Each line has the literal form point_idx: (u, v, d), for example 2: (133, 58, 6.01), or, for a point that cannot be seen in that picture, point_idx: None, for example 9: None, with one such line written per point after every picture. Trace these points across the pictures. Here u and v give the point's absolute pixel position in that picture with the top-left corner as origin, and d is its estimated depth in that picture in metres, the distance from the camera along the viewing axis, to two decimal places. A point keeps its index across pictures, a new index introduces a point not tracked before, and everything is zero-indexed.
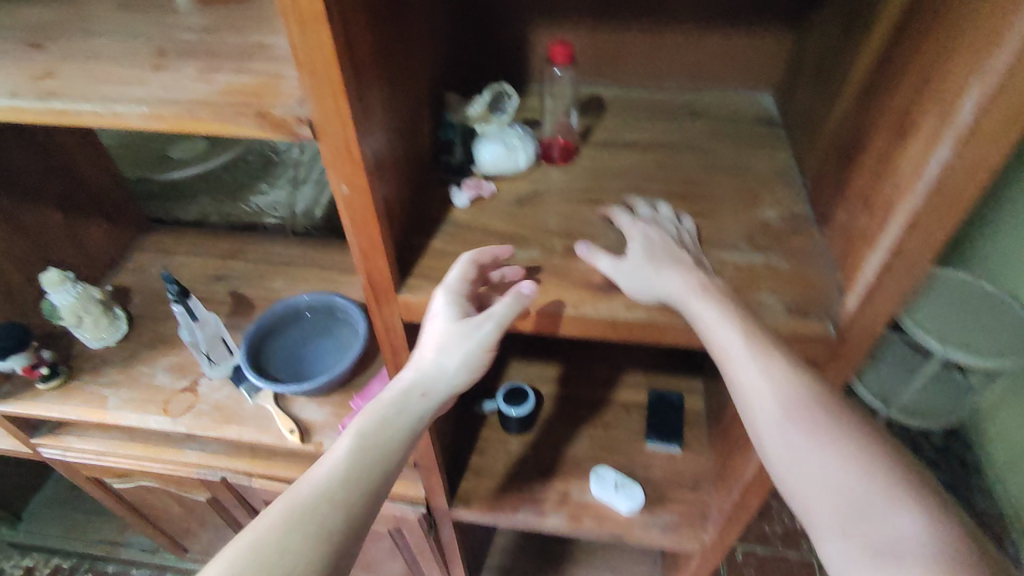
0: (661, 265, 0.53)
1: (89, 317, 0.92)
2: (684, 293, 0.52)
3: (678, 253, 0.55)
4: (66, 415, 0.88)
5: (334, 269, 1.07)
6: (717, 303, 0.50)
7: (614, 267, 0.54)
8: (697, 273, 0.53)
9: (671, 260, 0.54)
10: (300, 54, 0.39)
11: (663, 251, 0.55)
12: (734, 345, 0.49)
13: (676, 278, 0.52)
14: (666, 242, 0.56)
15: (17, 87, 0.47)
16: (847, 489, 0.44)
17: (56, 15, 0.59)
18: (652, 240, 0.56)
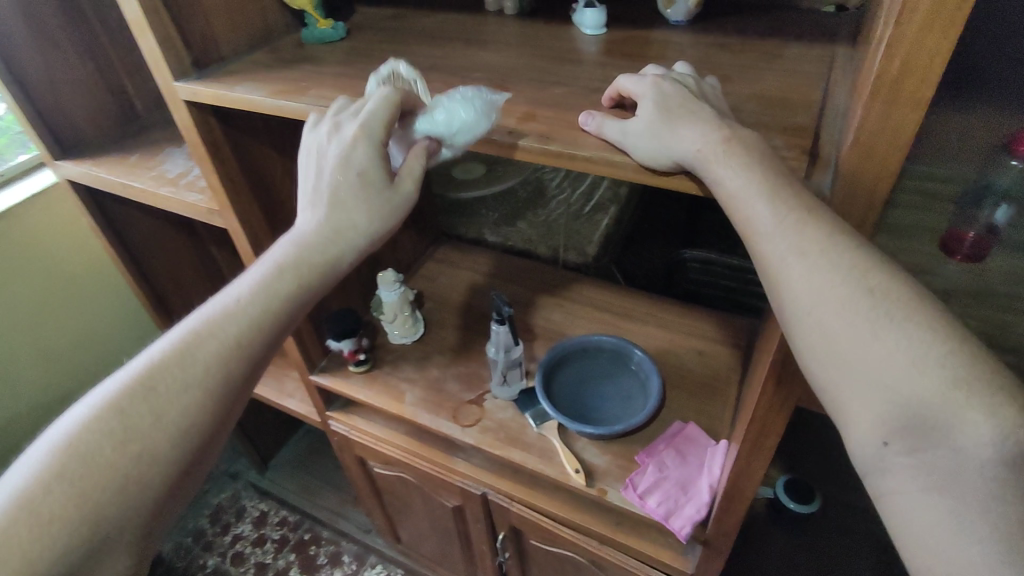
0: (800, 223, 0.40)
1: (402, 316, 1.02)
2: (776, 252, 0.42)
3: (802, 215, 0.40)
4: (371, 400, 0.98)
5: (612, 313, 1.07)
6: (833, 257, 0.39)
7: (772, 228, 0.41)
8: (857, 244, 0.39)
9: (745, 179, 0.42)
10: (865, 132, 0.36)
11: (670, 124, 0.46)
12: (827, 303, 0.39)
13: (803, 247, 0.40)
14: (758, 153, 0.44)
15: (509, 126, 0.54)
16: (911, 406, 0.36)
17: (504, 59, 0.65)
18: (763, 161, 0.43)
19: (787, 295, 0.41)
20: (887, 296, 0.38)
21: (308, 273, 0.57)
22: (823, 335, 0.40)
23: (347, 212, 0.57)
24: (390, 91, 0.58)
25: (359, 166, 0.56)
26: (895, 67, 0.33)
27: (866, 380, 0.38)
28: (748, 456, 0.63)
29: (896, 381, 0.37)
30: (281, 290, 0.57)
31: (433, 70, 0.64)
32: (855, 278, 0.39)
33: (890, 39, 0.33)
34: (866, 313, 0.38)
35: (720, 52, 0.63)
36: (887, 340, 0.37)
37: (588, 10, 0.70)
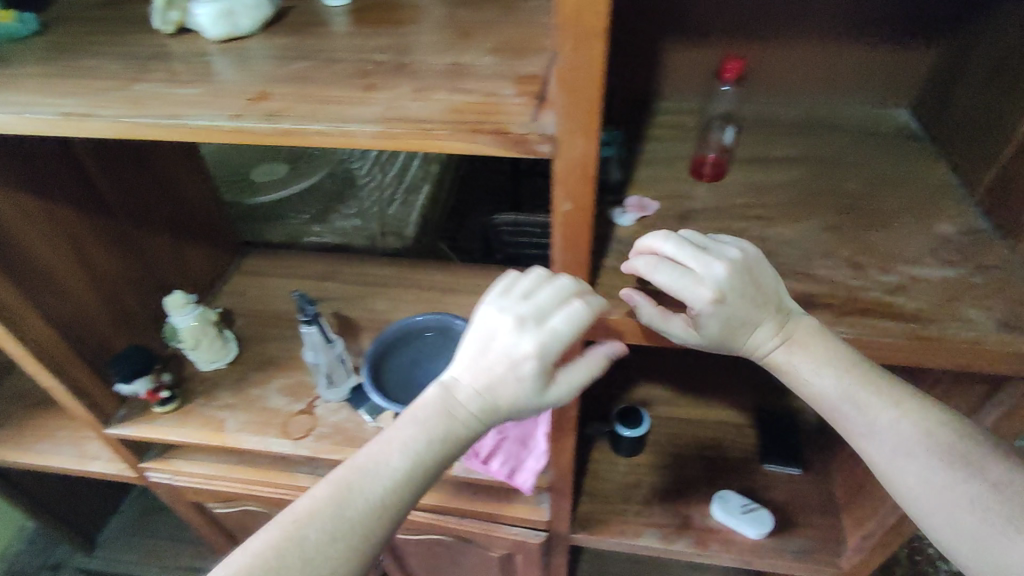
0: (888, 411, 0.51)
1: (207, 339, 0.92)
2: (867, 423, 0.52)
3: (871, 392, 0.51)
4: (186, 439, 0.87)
5: (436, 289, 1.06)
6: (939, 437, 0.52)
7: (827, 385, 0.51)
8: (889, 396, 0.51)
9: (802, 342, 0.50)
10: (565, 68, 0.38)
11: (577, 382, 0.50)
12: (913, 464, 0.52)
13: (896, 428, 0.51)
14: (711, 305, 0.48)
15: (237, 110, 0.46)
16: (916, 478, 0.52)
17: (233, 38, 0.59)
18: (730, 299, 0.48)
19: (879, 454, 0.52)
20: (993, 470, 0.51)
21: (437, 446, 0.48)
22: (911, 482, 0.52)
23: (505, 386, 0.48)
24: (565, 284, 0.49)
25: (513, 359, 0.47)
26: None
27: (958, 520, 0.51)
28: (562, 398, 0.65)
29: (992, 533, 0.50)
30: (455, 428, 0.48)
31: (149, 62, 0.57)
32: (944, 457, 0.51)
33: None
34: (946, 478, 0.51)
35: (464, 10, 0.63)
36: (997, 505, 0.50)
37: None
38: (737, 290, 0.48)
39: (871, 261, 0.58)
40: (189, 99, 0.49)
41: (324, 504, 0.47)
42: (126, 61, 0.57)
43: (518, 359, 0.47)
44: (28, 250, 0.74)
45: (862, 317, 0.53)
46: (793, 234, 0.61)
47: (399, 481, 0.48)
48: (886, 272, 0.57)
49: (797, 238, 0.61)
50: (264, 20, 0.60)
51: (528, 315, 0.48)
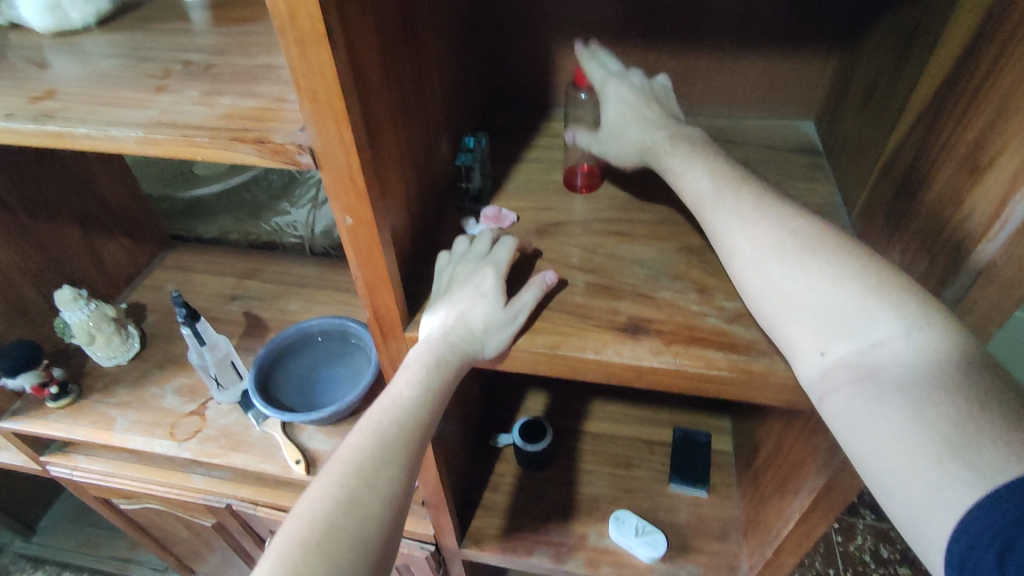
0: (757, 209, 0.47)
1: (101, 335, 0.91)
2: (712, 197, 0.49)
3: (718, 172, 0.51)
4: (74, 435, 0.86)
5: (351, 291, 1.04)
6: (780, 211, 0.47)
7: (656, 145, 0.55)
8: (726, 172, 0.51)
9: (651, 116, 0.57)
10: (300, 76, 0.35)
11: (497, 330, 0.50)
12: (756, 235, 0.46)
13: (737, 199, 0.48)
14: (485, 295, 0.51)
15: (14, 108, 0.45)
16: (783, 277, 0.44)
17: (66, 33, 0.57)
18: (495, 289, 0.51)
19: (729, 236, 0.47)
20: (830, 236, 0.44)
21: (410, 437, 0.48)
22: (755, 260, 0.45)
23: (437, 338, 0.50)
24: (511, 238, 0.55)
25: (455, 308, 0.51)
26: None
27: (793, 291, 0.43)
28: None
29: (831, 296, 0.41)
30: (398, 437, 0.48)
31: None
32: (785, 227, 0.45)
33: None
34: (789, 243, 0.45)
35: None
36: (841, 266, 0.42)
37: None
38: (493, 277, 0.51)
39: (720, 285, 0.55)
40: None
41: (325, 531, 0.43)
42: None
43: (509, 312, 0.51)
44: None
45: (691, 347, 0.49)
46: (648, 254, 0.58)
47: (391, 484, 0.46)
48: (731, 297, 0.53)
49: (650, 258, 0.58)
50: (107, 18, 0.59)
51: (487, 265, 0.52)
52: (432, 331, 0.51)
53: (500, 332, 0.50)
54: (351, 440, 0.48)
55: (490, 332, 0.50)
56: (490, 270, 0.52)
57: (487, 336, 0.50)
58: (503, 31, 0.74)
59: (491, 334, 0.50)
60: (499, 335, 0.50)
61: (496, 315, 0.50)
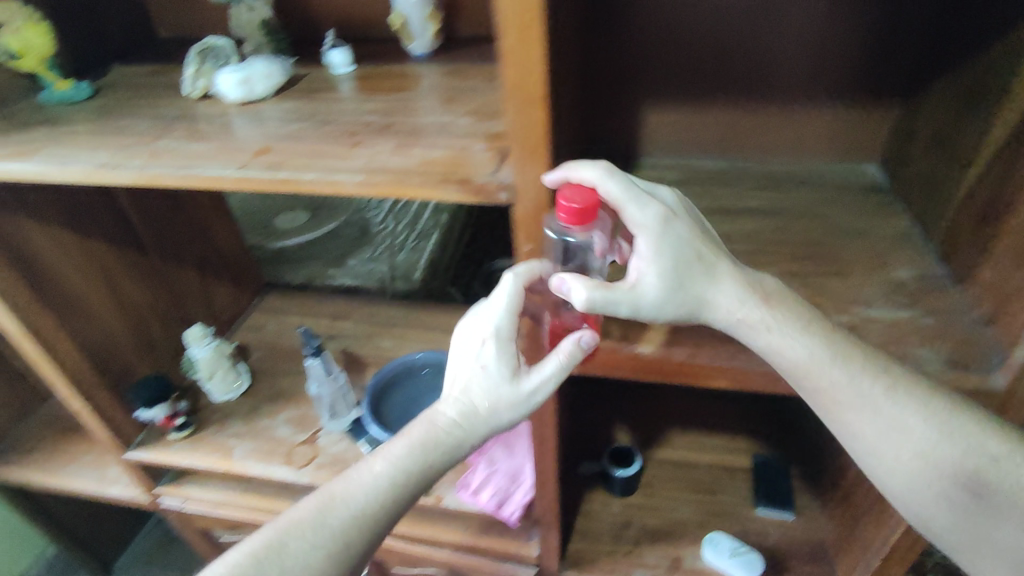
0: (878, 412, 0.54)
1: (221, 371, 0.99)
2: (861, 393, 0.53)
3: (834, 348, 0.53)
4: (197, 463, 0.93)
5: (439, 329, 1.12)
6: (913, 402, 0.52)
7: (744, 313, 0.53)
8: (838, 343, 0.53)
9: (711, 266, 0.52)
10: (514, 131, 0.44)
11: (501, 408, 0.55)
12: (920, 438, 0.53)
13: (896, 403, 0.53)
14: (484, 367, 0.56)
15: (243, 161, 0.55)
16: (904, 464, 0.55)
17: (250, 101, 0.68)
18: (499, 360, 0.56)
19: (866, 427, 0.55)
20: (969, 432, 0.52)
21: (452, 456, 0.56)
22: (910, 455, 0.54)
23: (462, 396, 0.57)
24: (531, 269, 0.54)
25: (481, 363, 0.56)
26: (513, 70, 0.41)
27: (952, 486, 0.54)
28: (540, 427, 0.69)
29: (1010, 503, 0.52)
30: (355, 534, 0.53)
31: (178, 120, 0.65)
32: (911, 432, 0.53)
33: (501, 52, 0.41)
34: (939, 446, 0.53)
35: (453, 78, 0.71)
36: (986, 461, 0.53)
37: (333, 50, 0.74)
38: (495, 353, 0.56)
39: (826, 303, 0.62)
40: (206, 154, 0.57)
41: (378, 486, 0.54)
42: (156, 121, 0.65)
43: (517, 390, 0.55)
44: (67, 284, 0.83)
45: None
46: None
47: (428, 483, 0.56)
48: (840, 312, 0.60)
49: None
50: (275, 88, 0.69)
51: (508, 319, 0.56)
52: (432, 417, 0.56)
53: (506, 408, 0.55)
54: (301, 507, 0.54)
55: (500, 409, 0.55)
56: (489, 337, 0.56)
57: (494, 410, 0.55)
58: (597, 91, 0.85)
59: (501, 412, 0.55)
60: (506, 411, 0.55)
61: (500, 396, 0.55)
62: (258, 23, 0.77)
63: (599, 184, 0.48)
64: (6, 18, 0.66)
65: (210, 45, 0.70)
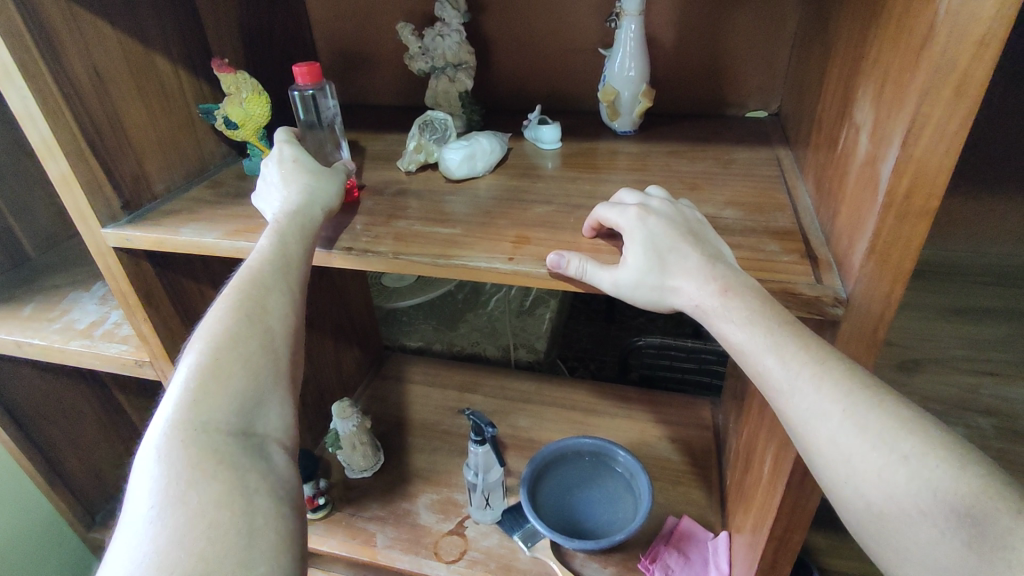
0: (925, 485, 0.33)
1: (361, 447, 0.93)
2: (790, 381, 0.39)
3: (782, 333, 0.40)
4: (335, 550, 0.86)
5: (578, 409, 1.05)
6: (954, 476, 0.32)
7: (702, 299, 0.43)
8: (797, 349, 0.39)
9: (682, 252, 0.45)
10: (880, 242, 0.39)
11: (326, 189, 0.56)
12: (843, 444, 0.36)
13: (820, 391, 0.38)
14: (295, 162, 0.58)
15: (505, 252, 0.51)
16: None
17: (469, 179, 0.64)
18: (296, 155, 0.59)
19: (808, 432, 0.38)
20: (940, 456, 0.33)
21: (306, 236, 0.52)
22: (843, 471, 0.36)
23: (290, 184, 0.56)
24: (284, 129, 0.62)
25: (290, 160, 0.58)
26: (905, 180, 0.36)
27: (885, 514, 0.35)
28: (775, 553, 0.60)
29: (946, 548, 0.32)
30: (238, 368, 0.44)
31: (401, 198, 0.62)
32: (967, 524, 0.31)
33: (899, 157, 0.36)
34: (865, 458, 0.35)
35: (677, 160, 0.66)
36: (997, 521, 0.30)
37: (544, 127, 0.71)
38: (292, 149, 0.59)
39: None
40: (459, 242, 0.53)
41: (288, 242, 0.51)
42: (379, 197, 0.62)
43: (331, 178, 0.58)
44: None
45: None
46: None
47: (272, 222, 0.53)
48: None
49: None
50: (492, 165, 0.66)
51: (277, 149, 0.59)
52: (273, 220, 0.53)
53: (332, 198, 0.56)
54: (214, 315, 0.46)
55: (327, 196, 0.56)
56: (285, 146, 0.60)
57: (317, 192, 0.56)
58: None
59: (312, 192, 0.55)
60: (330, 196, 0.56)
61: (313, 182, 0.56)
62: (458, 97, 0.75)
63: (619, 220, 0.48)
64: (232, 88, 0.64)
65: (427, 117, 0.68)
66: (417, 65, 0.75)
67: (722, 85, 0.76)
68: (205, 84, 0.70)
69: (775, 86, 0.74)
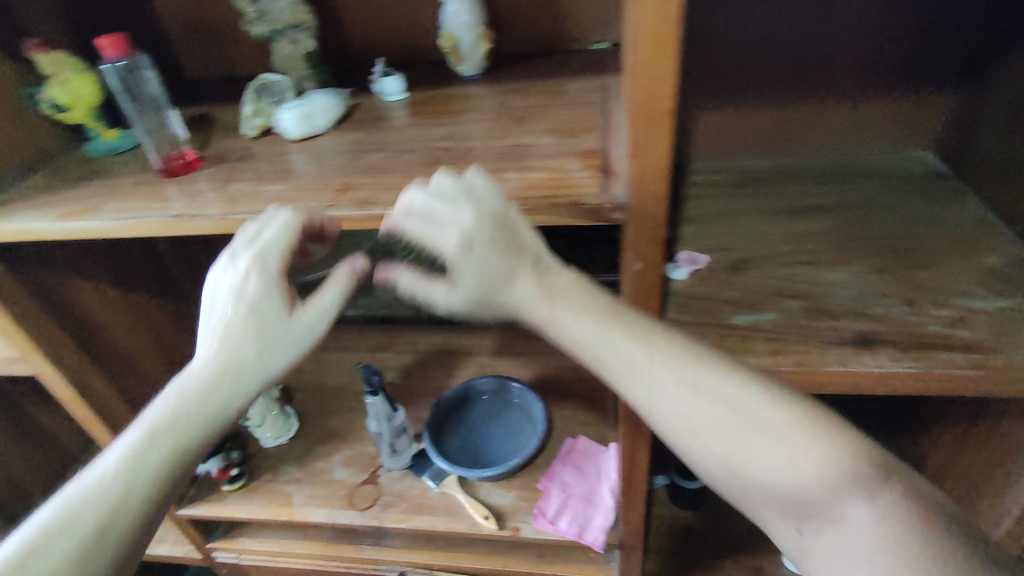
0: (699, 385, 0.45)
1: (271, 416, 0.95)
2: (549, 314, 0.47)
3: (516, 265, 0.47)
4: (254, 514, 0.89)
5: (485, 353, 1.09)
6: (714, 369, 0.45)
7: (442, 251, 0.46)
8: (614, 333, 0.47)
9: (417, 213, 0.46)
10: (635, 147, 0.43)
11: (276, 335, 0.50)
12: (638, 363, 0.46)
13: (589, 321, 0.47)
14: (252, 306, 0.49)
15: (328, 200, 0.53)
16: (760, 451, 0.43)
17: (311, 136, 0.66)
18: (264, 294, 0.50)
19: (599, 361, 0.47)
20: (775, 414, 0.43)
21: (236, 392, 0.49)
22: (646, 387, 0.46)
23: (240, 339, 0.49)
24: (291, 215, 0.50)
25: (252, 299, 0.49)
26: (642, 86, 0.40)
27: (689, 419, 0.44)
28: (632, 448, 0.66)
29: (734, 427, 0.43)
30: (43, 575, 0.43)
31: (242, 162, 0.63)
32: (735, 400, 0.44)
33: (630, 66, 0.40)
34: (713, 420, 0.44)
35: (514, 97, 0.69)
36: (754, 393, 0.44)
37: (387, 79, 0.73)
38: (258, 280, 0.49)
39: (924, 296, 0.60)
40: (287, 196, 0.55)
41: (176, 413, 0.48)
42: (220, 164, 0.63)
43: (295, 322, 0.50)
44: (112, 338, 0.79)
45: (928, 352, 0.54)
46: (843, 277, 0.64)
47: (199, 383, 0.48)
48: (941, 306, 0.58)
49: (846, 281, 0.63)
50: (333, 121, 0.67)
51: (251, 256, 0.49)
52: (189, 366, 0.50)
53: (294, 345, 0.50)
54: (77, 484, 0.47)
55: (283, 343, 0.50)
56: (255, 268, 0.49)
57: (282, 334, 0.50)
58: None
59: (270, 351, 0.50)
60: (285, 342, 0.50)
61: (264, 324, 0.49)
62: (303, 57, 0.75)
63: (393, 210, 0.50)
64: (53, 69, 0.65)
65: (263, 81, 0.69)
66: (256, 29, 0.74)
67: (561, 21, 0.78)
68: (32, 71, 0.68)
69: (609, 16, 0.77)
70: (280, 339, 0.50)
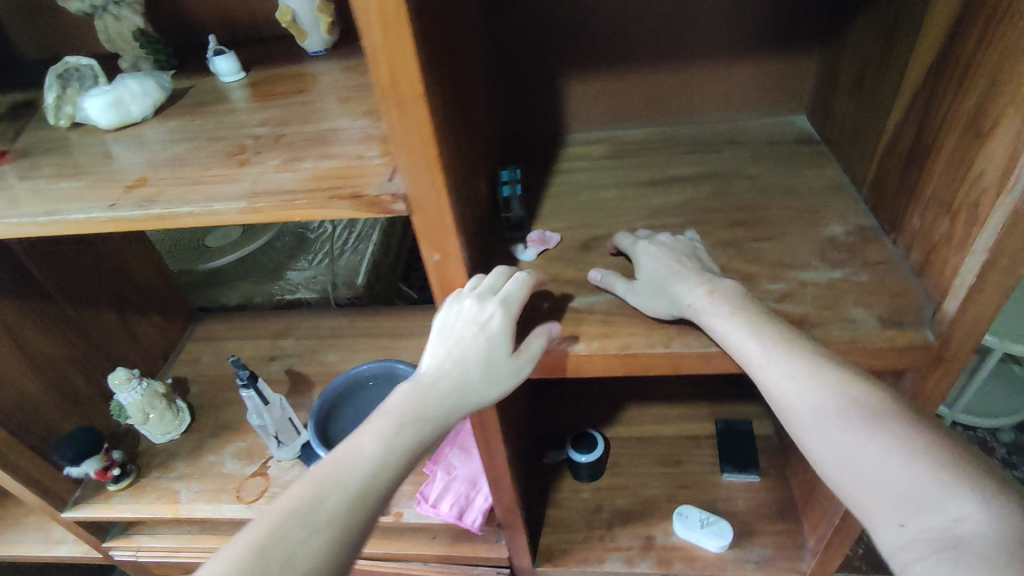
0: (722, 308, 0.53)
1: (155, 413, 0.93)
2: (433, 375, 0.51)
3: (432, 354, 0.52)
4: (139, 513, 0.87)
5: (385, 335, 1.07)
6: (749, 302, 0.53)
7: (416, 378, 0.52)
8: (713, 276, 0.56)
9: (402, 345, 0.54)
10: (397, 134, 0.41)
11: (414, 422, 0.49)
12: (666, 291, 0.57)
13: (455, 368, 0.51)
14: (409, 405, 0.50)
15: (113, 198, 0.50)
16: (847, 407, 0.46)
17: (127, 125, 0.62)
18: (486, 342, 0.51)
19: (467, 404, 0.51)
20: (862, 389, 0.47)
21: (362, 501, 0.46)
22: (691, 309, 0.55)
23: (381, 430, 0.49)
24: (525, 274, 0.55)
25: (419, 378, 0.52)
26: (386, 69, 0.37)
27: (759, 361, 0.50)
28: (486, 435, 0.66)
29: (782, 372, 0.49)
30: None
31: (47, 156, 0.59)
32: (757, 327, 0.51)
33: (370, 47, 0.37)
34: (801, 396, 0.48)
35: (349, 75, 0.65)
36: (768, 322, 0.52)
37: (218, 57, 0.68)
38: (497, 322, 0.52)
39: (760, 270, 0.59)
40: (75, 195, 0.51)
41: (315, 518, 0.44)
42: (23, 159, 0.59)
43: (510, 369, 0.52)
44: None
45: None
46: None
47: (352, 479, 0.47)
48: (774, 280, 0.58)
49: None
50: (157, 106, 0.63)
51: (499, 301, 0.52)
52: (365, 448, 0.48)
53: (428, 425, 0.50)
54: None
55: (413, 426, 0.49)
56: (499, 310, 0.52)
57: (425, 403, 0.50)
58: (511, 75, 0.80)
59: (404, 430, 0.49)
60: (411, 432, 0.49)
61: (429, 401, 0.50)
62: (131, 36, 0.70)
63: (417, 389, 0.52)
64: None
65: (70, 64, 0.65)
66: (73, 6, 0.69)
67: None
68: None
69: None
70: (428, 402, 0.50)
